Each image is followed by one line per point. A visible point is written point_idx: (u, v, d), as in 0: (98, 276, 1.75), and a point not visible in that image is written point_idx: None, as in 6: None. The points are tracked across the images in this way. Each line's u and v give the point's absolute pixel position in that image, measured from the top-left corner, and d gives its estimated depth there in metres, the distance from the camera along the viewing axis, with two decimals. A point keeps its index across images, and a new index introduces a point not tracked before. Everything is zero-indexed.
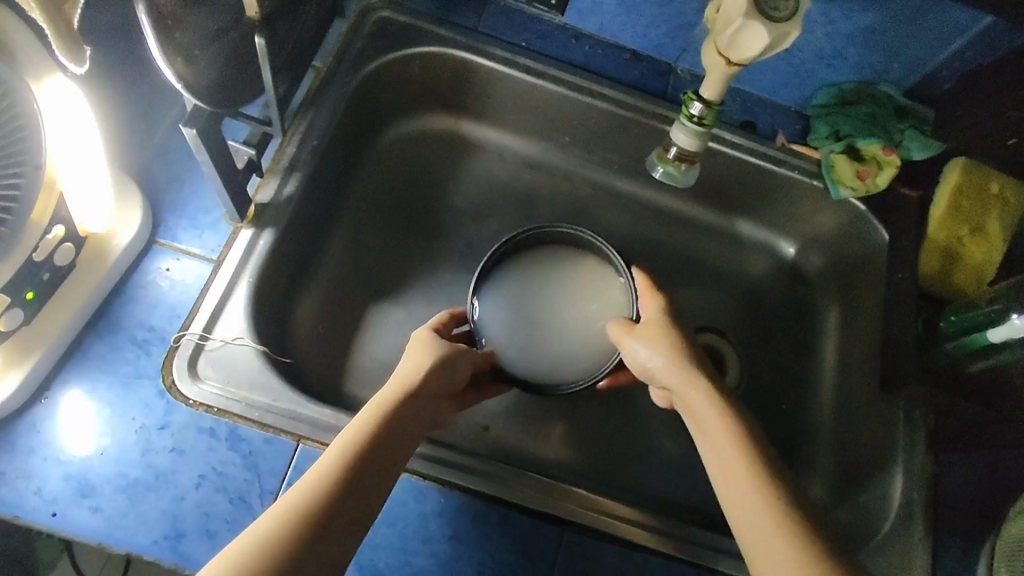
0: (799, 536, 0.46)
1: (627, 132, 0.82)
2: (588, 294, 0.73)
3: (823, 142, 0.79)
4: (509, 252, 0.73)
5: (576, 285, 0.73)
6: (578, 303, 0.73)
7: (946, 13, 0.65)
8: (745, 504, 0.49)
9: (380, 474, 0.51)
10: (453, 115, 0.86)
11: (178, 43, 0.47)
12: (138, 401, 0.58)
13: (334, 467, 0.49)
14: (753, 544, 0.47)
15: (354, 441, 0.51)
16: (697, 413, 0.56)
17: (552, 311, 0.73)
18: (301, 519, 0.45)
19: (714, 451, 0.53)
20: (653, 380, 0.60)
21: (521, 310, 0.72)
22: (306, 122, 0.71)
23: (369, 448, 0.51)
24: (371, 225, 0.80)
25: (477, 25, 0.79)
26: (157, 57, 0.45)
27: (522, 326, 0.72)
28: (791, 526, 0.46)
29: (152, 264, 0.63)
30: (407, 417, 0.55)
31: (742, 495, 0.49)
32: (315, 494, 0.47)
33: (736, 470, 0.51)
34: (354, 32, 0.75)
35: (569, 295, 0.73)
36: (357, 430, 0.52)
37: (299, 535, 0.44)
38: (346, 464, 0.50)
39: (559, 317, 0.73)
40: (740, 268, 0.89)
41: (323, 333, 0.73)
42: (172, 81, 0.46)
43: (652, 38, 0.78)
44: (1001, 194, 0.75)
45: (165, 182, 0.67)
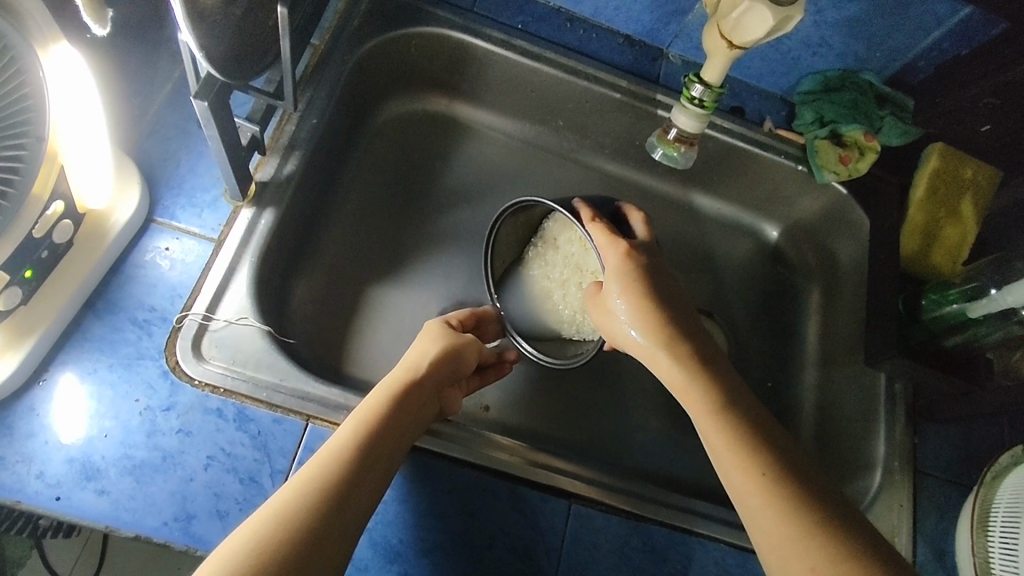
0: (778, 503, 0.48)
1: (622, 116, 0.83)
2: (588, 251, 0.72)
3: (808, 127, 0.82)
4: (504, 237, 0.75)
5: (576, 247, 0.73)
6: (584, 264, 0.73)
7: (929, 5, 0.68)
8: (727, 473, 0.52)
9: (388, 450, 0.52)
10: (448, 97, 0.86)
11: (205, 16, 0.46)
12: (142, 382, 0.57)
13: (342, 446, 0.51)
14: (741, 511, 0.51)
15: (369, 418, 0.53)
16: (675, 382, 0.58)
17: (565, 278, 0.74)
18: (302, 501, 0.46)
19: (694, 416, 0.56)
20: (629, 347, 0.62)
21: (537, 281, 0.75)
22: (305, 100, 0.70)
23: (381, 423, 0.53)
24: (369, 205, 0.80)
25: (473, 6, 0.79)
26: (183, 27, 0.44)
27: (545, 304, 0.74)
28: (773, 493, 0.49)
29: (151, 243, 0.62)
30: (411, 400, 0.56)
31: (722, 465, 0.52)
32: (315, 474, 0.48)
33: (715, 433, 0.54)
34: (351, 9, 0.74)
35: (575, 257, 0.74)
36: (359, 414, 0.54)
37: (317, 509, 0.46)
38: (350, 441, 0.51)
39: (574, 282, 0.74)
40: (727, 251, 0.92)
41: (323, 315, 0.73)
42: (195, 50, 0.46)
43: (645, 23, 0.80)
44: (974, 179, 0.79)
45: (160, 159, 0.65)
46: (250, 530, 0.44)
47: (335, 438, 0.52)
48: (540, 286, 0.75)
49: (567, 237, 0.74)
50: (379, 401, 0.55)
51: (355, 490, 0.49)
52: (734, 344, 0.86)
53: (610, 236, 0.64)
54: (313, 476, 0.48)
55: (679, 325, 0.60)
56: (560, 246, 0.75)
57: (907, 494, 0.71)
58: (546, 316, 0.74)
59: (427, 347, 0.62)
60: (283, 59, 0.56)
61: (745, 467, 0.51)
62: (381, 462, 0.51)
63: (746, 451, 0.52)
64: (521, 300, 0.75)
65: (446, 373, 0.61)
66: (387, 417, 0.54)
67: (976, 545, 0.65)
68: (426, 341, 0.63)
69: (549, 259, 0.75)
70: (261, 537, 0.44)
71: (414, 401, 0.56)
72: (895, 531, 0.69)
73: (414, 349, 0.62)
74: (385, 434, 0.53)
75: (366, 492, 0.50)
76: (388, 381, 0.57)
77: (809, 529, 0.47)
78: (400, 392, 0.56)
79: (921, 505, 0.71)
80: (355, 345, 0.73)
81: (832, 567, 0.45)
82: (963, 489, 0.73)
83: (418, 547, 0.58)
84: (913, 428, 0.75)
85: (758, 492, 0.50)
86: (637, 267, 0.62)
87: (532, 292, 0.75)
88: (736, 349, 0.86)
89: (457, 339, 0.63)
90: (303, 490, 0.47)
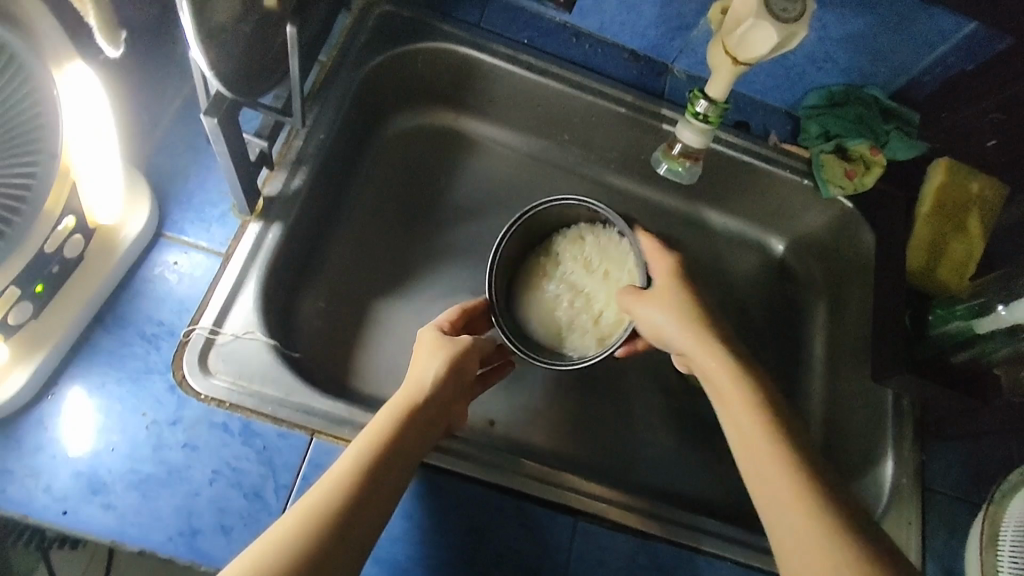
0: (813, 507, 0.48)
1: (627, 130, 0.84)
2: (592, 272, 0.74)
3: (813, 141, 0.82)
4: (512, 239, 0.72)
5: (578, 266, 0.74)
6: (584, 284, 0.74)
7: (934, 20, 0.69)
8: (761, 474, 0.52)
9: (394, 476, 0.52)
10: (454, 112, 0.86)
11: (215, 36, 0.47)
12: (149, 396, 0.57)
13: (354, 469, 0.50)
14: (771, 512, 0.50)
15: (380, 441, 0.53)
16: (718, 388, 0.58)
17: (562, 293, 0.74)
18: (305, 525, 0.46)
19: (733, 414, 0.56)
20: (670, 344, 0.62)
21: (534, 292, 0.74)
22: (313, 115, 0.71)
23: (391, 447, 0.53)
24: (376, 219, 0.80)
25: (479, 21, 0.80)
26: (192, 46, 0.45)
27: (540, 315, 0.73)
28: (808, 497, 0.49)
29: (159, 258, 0.62)
30: (418, 423, 0.56)
31: (758, 466, 0.52)
32: (322, 495, 0.48)
33: (755, 434, 0.54)
34: (358, 26, 0.75)
35: (575, 276, 0.74)
36: (372, 435, 0.53)
37: (324, 536, 0.46)
38: (363, 464, 0.51)
39: (571, 299, 0.74)
40: (733, 264, 0.91)
41: (329, 329, 0.73)
42: (204, 68, 0.46)
43: (650, 38, 0.81)
44: (981, 195, 0.79)
45: (169, 174, 0.66)
46: (259, 553, 0.44)
47: (346, 459, 0.51)
48: (537, 296, 0.74)
49: (571, 254, 0.74)
50: (383, 423, 0.54)
51: (357, 515, 0.48)
52: None
53: (659, 245, 0.67)
54: (325, 498, 0.48)
55: (723, 332, 0.61)
56: (563, 261, 0.75)
57: (915, 512, 0.71)
58: (540, 327, 0.72)
59: (438, 352, 0.61)
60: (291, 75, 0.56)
61: (785, 469, 0.51)
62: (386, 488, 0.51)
63: (783, 456, 0.52)
64: (533, 299, 0.74)
65: (449, 391, 0.60)
66: (398, 440, 0.53)
67: (986, 564, 0.64)
68: (433, 347, 0.61)
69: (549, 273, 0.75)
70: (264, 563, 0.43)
71: (418, 422, 0.56)
72: (903, 549, 0.69)
73: (416, 364, 0.61)
74: (393, 458, 0.52)
75: (371, 519, 0.49)
76: (398, 400, 0.57)
77: (841, 534, 0.46)
78: (408, 414, 0.55)
79: (930, 523, 0.71)
80: (361, 358, 0.73)
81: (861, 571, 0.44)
82: (972, 506, 0.72)
83: (424, 564, 0.58)
84: (920, 444, 0.74)
85: (793, 494, 0.49)
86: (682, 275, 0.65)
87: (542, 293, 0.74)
88: None
89: (464, 345, 0.62)
90: (314, 514, 0.47)
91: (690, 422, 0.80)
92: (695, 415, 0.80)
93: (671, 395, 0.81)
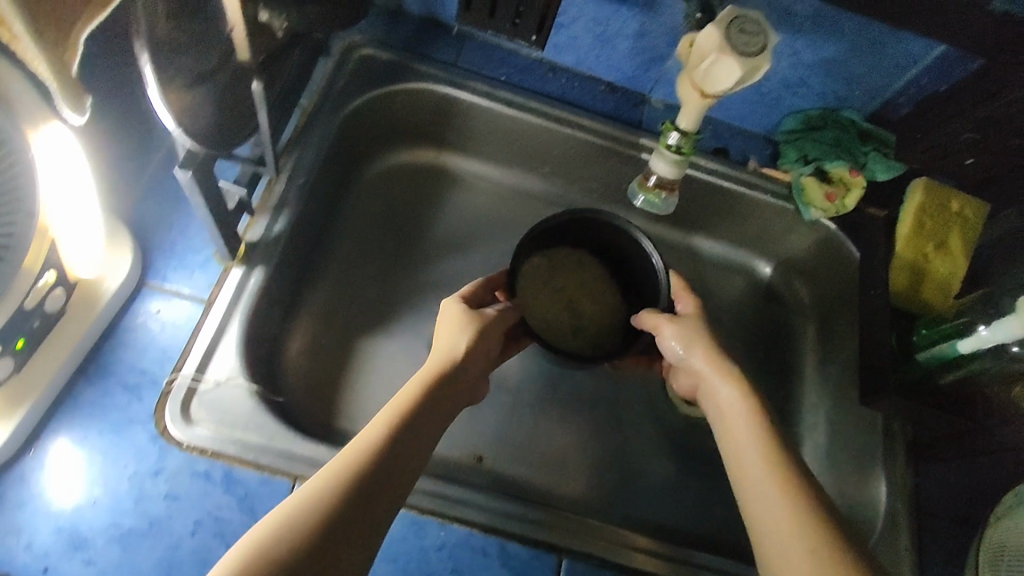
0: (810, 531, 0.49)
1: (607, 161, 0.84)
2: (583, 295, 0.80)
3: (793, 165, 0.82)
4: (547, 228, 0.75)
5: (572, 285, 0.80)
6: (574, 301, 0.79)
7: (902, 45, 0.70)
8: (762, 494, 0.53)
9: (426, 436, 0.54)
10: (436, 148, 0.88)
11: (179, 96, 0.48)
12: (131, 447, 0.57)
13: (394, 423, 0.52)
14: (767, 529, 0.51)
15: (414, 400, 0.54)
16: (722, 405, 0.60)
17: (555, 302, 0.78)
18: (337, 485, 0.47)
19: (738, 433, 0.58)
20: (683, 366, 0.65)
21: (538, 287, 0.77)
22: (293, 161, 0.72)
23: (426, 409, 0.54)
24: (361, 258, 0.81)
25: (458, 60, 0.82)
26: (157, 104, 0.46)
27: (536, 311, 0.76)
28: (808, 522, 0.49)
29: (142, 307, 0.63)
30: (449, 388, 0.58)
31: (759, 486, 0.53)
32: (352, 458, 0.49)
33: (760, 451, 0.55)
34: (338, 70, 0.77)
35: (568, 291, 0.79)
36: (408, 393, 0.55)
37: (362, 485, 0.48)
38: (401, 421, 0.52)
39: (559, 308, 0.78)
40: (720, 289, 0.91)
41: (314, 371, 0.73)
42: (171, 127, 0.47)
43: (626, 70, 0.82)
44: (961, 212, 0.78)
45: (153, 223, 0.67)
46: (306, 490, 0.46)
47: (383, 414, 0.53)
48: (537, 293, 0.77)
49: (573, 269, 0.79)
50: (410, 393, 0.55)
51: (384, 482, 0.49)
52: None
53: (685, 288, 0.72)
54: (365, 449, 0.50)
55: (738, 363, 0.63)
56: (565, 269, 0.79)
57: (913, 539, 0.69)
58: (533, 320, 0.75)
59: (462, 325, 0.62)
60: (262, 125, 0.57)
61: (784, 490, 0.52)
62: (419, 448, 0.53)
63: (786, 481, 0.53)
64: (534, 295, 0.77)
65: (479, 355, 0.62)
66: (431, 401, 0.55)
67: None
68: (455, 320, 0.62)
69: (552, 276, 0.78)
70: (307, 502, 0.45)
71: (442, 394, 0.57)
72: None
73: (448, 325, 0.62)
74: (419, 429, 0.53)
75: (403, 479, 0.51)
76: (425, 370, 0.58)
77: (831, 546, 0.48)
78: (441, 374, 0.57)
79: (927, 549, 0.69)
80: (347, 399, 0.73)
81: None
82: (969, 530, 0.71)
83: None
84: (913, 467, 0.73)
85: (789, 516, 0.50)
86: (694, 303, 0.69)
87: (541, 292, 0.78)
88: None
89: (487, 318, 0.63)
90: (354, 464, 0.48)
91: (683, 451, 0.79)
92: (688, 444, 0.80)
93: (662, 424, 0.80)
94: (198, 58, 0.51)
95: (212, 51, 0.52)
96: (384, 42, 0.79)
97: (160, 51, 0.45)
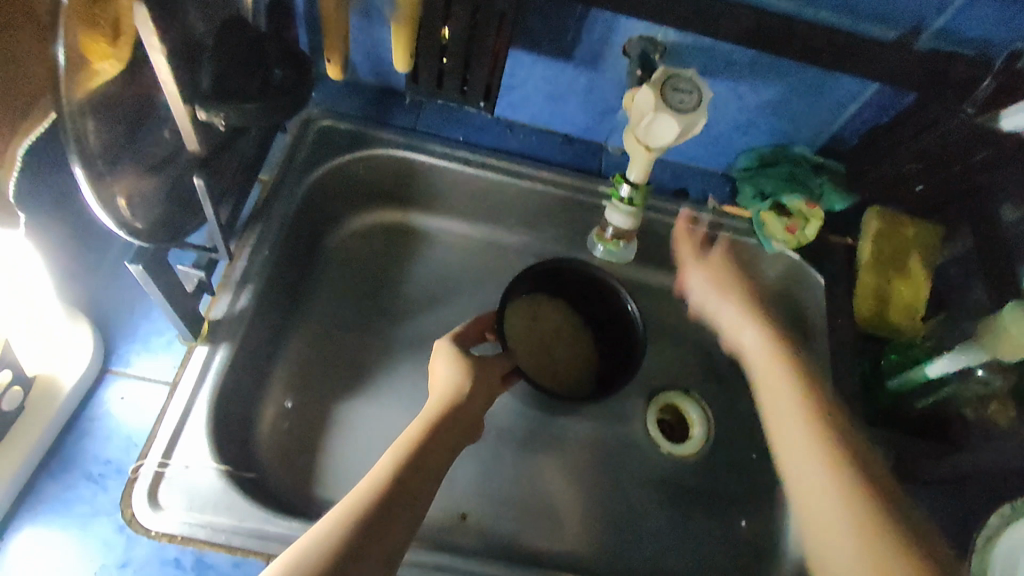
0: (873, 529, 0.48)
1: (569, 210, 0.86)
2: (562, 343, 0.80)
3: (751, 202, 0.83)
4: (533, 271, 0.79)
5: (551, 330, 0.80)
6: (554, 348, 0.80)
7: (838, 85, 0.72)
8: (817, 489, 0.52)
9: (428, 476, 0.54)
10: (402, 209, 0.89)
11: (119, 195, 0.49)
12: (97, 540, 0.57)
13: (398, 465, 0.53)
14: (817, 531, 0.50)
15: (416, 441, 0.56)
16: (767, 377, 0.62)
17: (539, 342, 0.79)
18: (342, 525, 0.48)
19: (777, 399, 0.60)
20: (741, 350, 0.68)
21: (524, 322, 0.78)
22: (256, 235, 0.72)
23: (429, 448, 0.56)
24: (331, 322, 0.81)
25: (415, 124, 0.84)
26: (94, 206, 0.47)
27: (522, 346, 0.77)
28: (873, 517, 0.49)
29: (105, 395, 0.64)
30: (453, 428, 0.59)
31: (811, 482, 0.53)
32: (362, 493, 0.50)
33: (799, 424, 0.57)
34: (297, 143, 0.79)
35: (550, 334, 0.80)
36: (411, 435, 0.56)
37: (367, 524, 0.48)
38: (405, 463, 0.53)
39: (541, 350, 0.79)
40: (695, 324, 0.91)
41: (289, 442, 0.73)
42: (112, 227, 0.48)
43: (580, 123, 0.85)
44: (915, 237, 0.80)
45: (116, 310, 0.68)
46: (314, 531, 0.47)
47: (385, 459, 0.54)
48: (525, 327, 0.78)
49: (550, 316, 0.81)
50: (418, 427, 0.57)
51: (393, 516, 0.50)
52: (716, 419, 0.85)
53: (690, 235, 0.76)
54: (367, 492, 0.50)
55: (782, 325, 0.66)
56: (544, 315, 0.80)
57: None
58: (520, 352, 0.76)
59: (460, 364, 0.64)
60: (210, 215, 0.59)
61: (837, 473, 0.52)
62: (422, 486, 0.53)
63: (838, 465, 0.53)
64: (521, 330, 0.77)
65: (484, 398, 0.63)
66: (435, 441, 0.57)
67: None
68: (452, 362, 0.65)
69: (536, 318, 0.80)
70: (313, 543, 0.46)
71: (450, 426, 0.59)
72: None
73: (442, 369, 0.64)
74: (428, 459, 0.55)
75: (408, 517, 0.51)
76: (431, 406, 0.60)
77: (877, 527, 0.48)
78: (444, 414, 0.59)
79: None
80: (323, 468, 0.72)
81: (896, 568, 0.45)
82: None
83: None
84: None
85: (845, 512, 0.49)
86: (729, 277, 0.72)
87: (529, 327, 0.79)
88: (718, 424, 0.84)
89: (485, 366, 0.65)
90: (359, 505, 0.49)
91: (669, 494, 0.78)
92: (673, 487, 0.79)
93: (646, 468, 0.79)
94: (142, 154, 0.52)
95: (159, 146, 0.54)
96: (342, 113, 0.82)
97: (99, 156, 0.46)
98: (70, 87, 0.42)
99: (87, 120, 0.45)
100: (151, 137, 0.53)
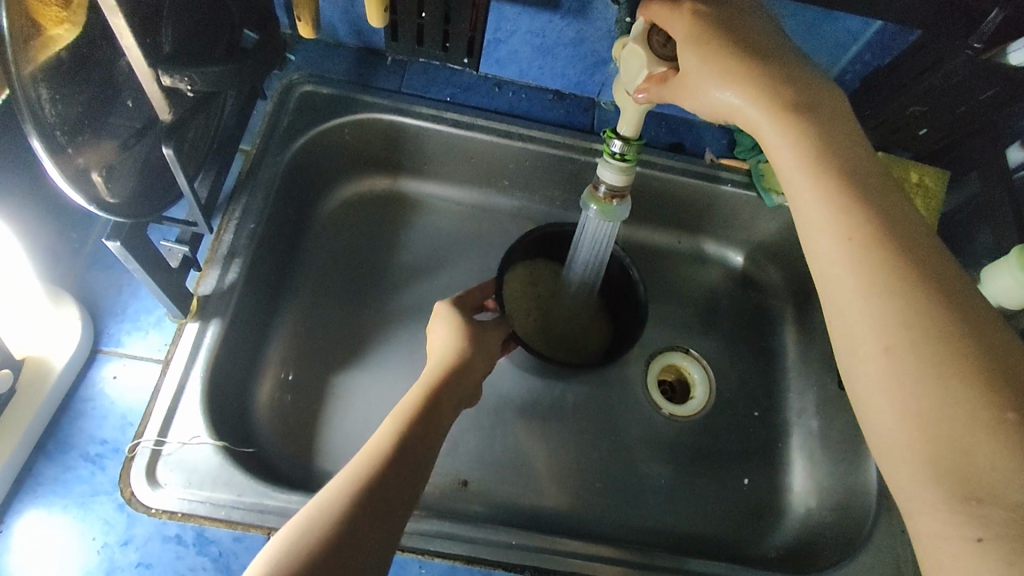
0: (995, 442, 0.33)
1: (563, 169, 0.83)
2: (560, 302, 0.80)
3: (750, 153, 0.81)
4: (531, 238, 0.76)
5: (548, 293, 0.79)
6: (550, 306, 0.79)
7: (839, 25, 0.69)
8: (920, 414, 0.36)
9: (427, 445, 0.53)
10: (391, 176, 0.87)
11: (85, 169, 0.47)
12: (98, 519, 0.57)
13: (398, 436, 0.52)
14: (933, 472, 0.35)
15: (416, 412, 0.54)
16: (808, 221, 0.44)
17: (534, 305, 0.78)
18: (345, 499, 0.46)
19: (833, 259, 0.42)
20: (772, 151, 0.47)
21: (520, 288, 0.77)
22: (240, 207, 0.71)
23: (428, 420, 0.54)
24: (324, 293, 0.80)
25: (400, 86, 0.81)
26: (61, 183, 0.45)
27: (517, 312, 0.76)
28: (979, 425, 0.34)
29: (97, 375, 0.63)
30: (451, 396, 0.58)
31: (918, 411, 0.36)
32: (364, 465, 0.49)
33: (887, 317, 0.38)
34: (279, 109, 0.76)
35: (546, 296, 0.79)
36: (409, 405, 0.55)
37: (370, 495, 0.47)
38: (406, 434, 0.52)
39: (536, 313, 0.78)
40: (695, 282, 0.90)
41: (288, 414, 0.72)
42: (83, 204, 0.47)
43: (571, 77, 0.82)
44: (921, 182, 0.74)
45: (103, 289, 0.67)
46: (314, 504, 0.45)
47: (385, 429, 0.53)
48: (520, 292, 0.77)
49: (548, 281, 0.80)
50: (416, 396, 0.56)
51: (397, 485, 0.49)
52: (716, 377, 0.84)
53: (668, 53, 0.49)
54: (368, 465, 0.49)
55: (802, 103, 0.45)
56: (542, 281, 0.79)
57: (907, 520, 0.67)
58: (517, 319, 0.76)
59: (459, 332, 0.63)
60: (183, 186, 0.57)
61: (941, 383, 0.35)
62: (422, 457, 0.52)
63: (942, 363, 0.36)
64: (518, 295, 0.76)
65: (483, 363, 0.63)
66: (433, 414, 0.55)
67: None
68: (452, 328, 0.63)
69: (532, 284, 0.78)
70: (315, 516, 0.45)
71: (449, 394, 0.58)
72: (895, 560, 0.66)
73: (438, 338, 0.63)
74: (430, 431, 0.54)
75: (410, 489, 0.49)
76: (431, 374, 0.59)
77: (953, 398, 0.35)
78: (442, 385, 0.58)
79: None
80: (323, 440, 0.72)
81: (944, 433, 0.35)
82: None
83: None
84: None
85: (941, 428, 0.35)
86: (719, 41, 0.46)
87: (524, 294, 0.77)
88: (718, 382, 0.84)
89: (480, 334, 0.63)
90: (359, 478, 0.48)
91: (670, 452, 0.78)
92: (674, 445, 0.78)
93: (647, 428, 0.79)
94: (109, 126, 0.50)
95: (126, 117, 0.52)
96: (324, 77, 0.79)
97: (60, 130, 0.45)
98: (21, 60, 0.40)
99: (43, 92, 0.43)
100: (117, 107, 0.51)
